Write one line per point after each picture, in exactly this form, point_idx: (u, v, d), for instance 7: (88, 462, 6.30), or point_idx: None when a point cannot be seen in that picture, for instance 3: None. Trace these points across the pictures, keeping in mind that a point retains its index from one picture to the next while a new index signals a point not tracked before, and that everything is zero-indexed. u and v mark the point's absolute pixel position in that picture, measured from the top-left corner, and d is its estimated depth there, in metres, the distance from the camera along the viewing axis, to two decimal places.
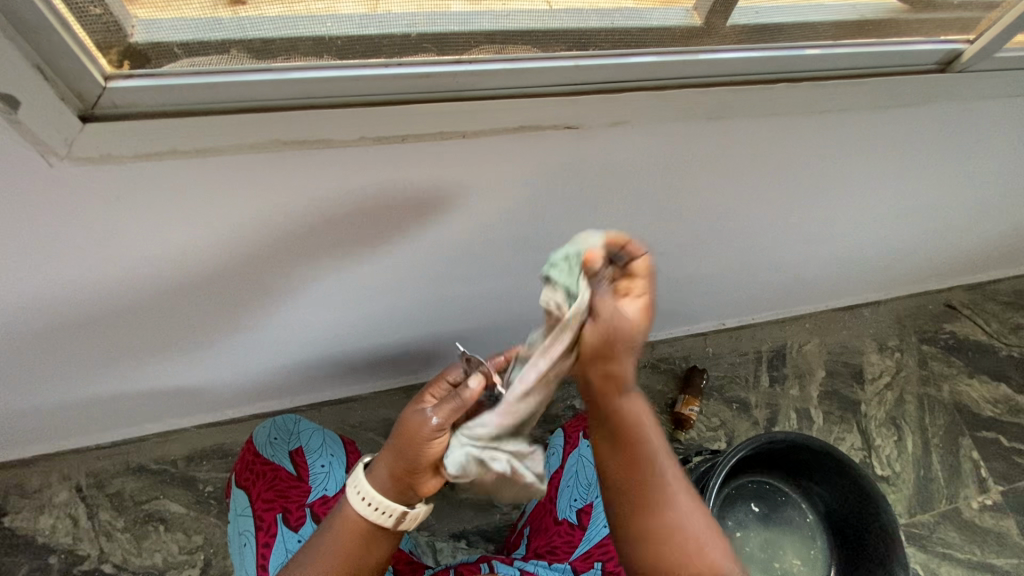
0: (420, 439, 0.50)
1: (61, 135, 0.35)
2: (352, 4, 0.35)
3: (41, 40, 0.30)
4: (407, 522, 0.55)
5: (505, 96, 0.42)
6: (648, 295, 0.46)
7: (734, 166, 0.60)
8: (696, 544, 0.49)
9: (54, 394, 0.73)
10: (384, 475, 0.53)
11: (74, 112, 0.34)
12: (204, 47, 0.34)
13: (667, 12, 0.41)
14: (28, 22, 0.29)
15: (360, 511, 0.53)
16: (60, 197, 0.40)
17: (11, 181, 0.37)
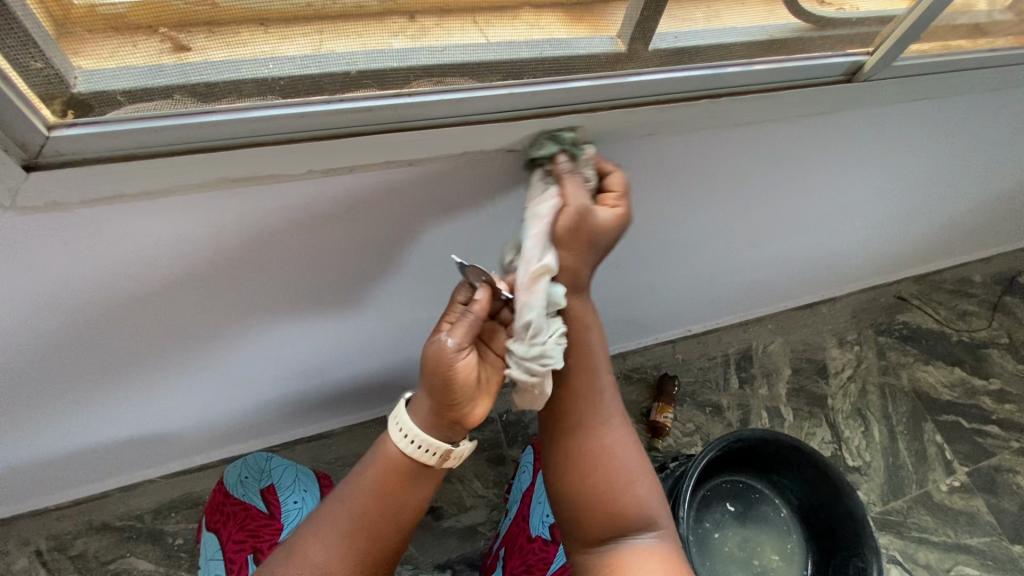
0: (445, 367, 0.52)
1: (5, 186, 0.35)
2: (295, 46, 0.37)
3: None
4: (452, 461, 0.58)
5: (447, 125, 0.44)
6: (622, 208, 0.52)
7: (673, 180, 0.63)
8: (623, 474, 0.59)
9: (9, 452, 0.71)
10: (427, 414, 0.55)
11: (19, 164, 0.35)
12: (148, 93, 0.35)
13: (592, 40, 0.44)
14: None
15: (406, 450, 0.56)
16: (6, 247, 0.40)
17: None
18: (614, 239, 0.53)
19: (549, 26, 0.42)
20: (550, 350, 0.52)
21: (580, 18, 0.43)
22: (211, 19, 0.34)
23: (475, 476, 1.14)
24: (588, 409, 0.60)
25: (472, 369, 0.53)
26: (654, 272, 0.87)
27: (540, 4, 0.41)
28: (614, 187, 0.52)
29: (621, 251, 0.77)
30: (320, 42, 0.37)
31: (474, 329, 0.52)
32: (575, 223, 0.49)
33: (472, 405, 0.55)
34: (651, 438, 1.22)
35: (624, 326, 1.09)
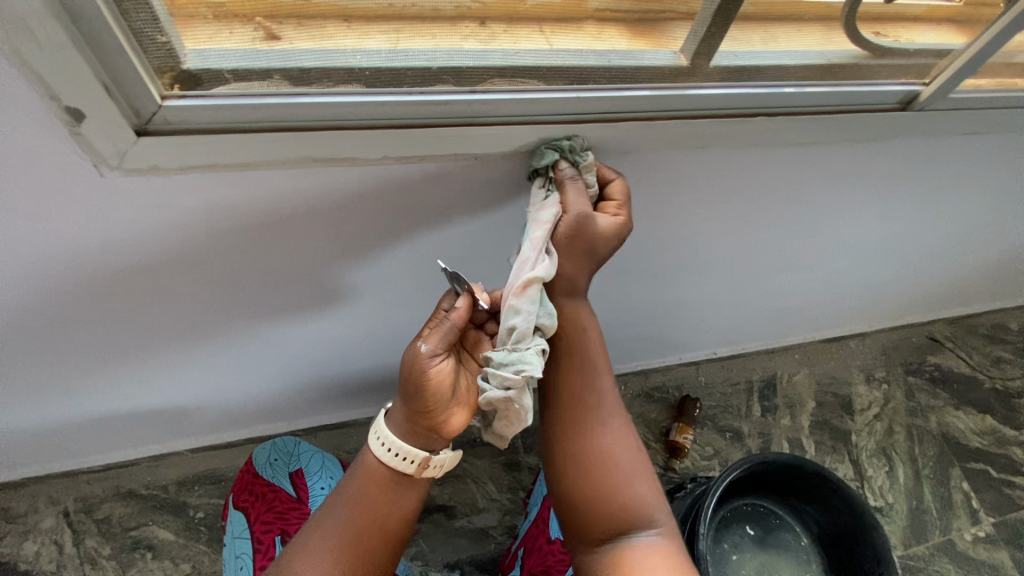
0: (417, 372, 0.54)
1: (116, 147, 0.38)
2: (378, 40, 0.40)
3: (113, 61, 0.34)
4: (431, 469, 0.60)
5: (514, 123, 0.46)
6: (623, 215, 0.53)
7: (717, 197, 0.65)
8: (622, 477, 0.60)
9: (61, 407, 0.75)
10: (401, 419, 0.58)
11: (131, 128, 0.38)
12: (249, 73, 0.38)
13: (656, 53, 0.46)
14: (98, 50, 0.33)
15: (382, 458, 0.58)
16: (100, 206, 0.43)
17: (63, 190, 0.41)
18: (613, 246, 0.54)
19: (611, 38, 0.45)
20: (530, 355, 0.49)
21: (642, 33, 0.46)
22: (300, 11, 0.37)
23: (490, 480, 1.15)
24: (585, 409, 0.61)
25: (445, 376, 0.55)
26: (688, 289, 0.88)
27: (602, 16, 0.44)
28: (615, 192, 0.53)
29: (658, 264, 0.77)
30: (398, 40, 0.40)
31: (449, 338, 0.55)
32: (573, 232, 0.51)
33: (445, 412, 0.57)
34: (669, 459, 1.22)
35: (649, 342, 1.09)
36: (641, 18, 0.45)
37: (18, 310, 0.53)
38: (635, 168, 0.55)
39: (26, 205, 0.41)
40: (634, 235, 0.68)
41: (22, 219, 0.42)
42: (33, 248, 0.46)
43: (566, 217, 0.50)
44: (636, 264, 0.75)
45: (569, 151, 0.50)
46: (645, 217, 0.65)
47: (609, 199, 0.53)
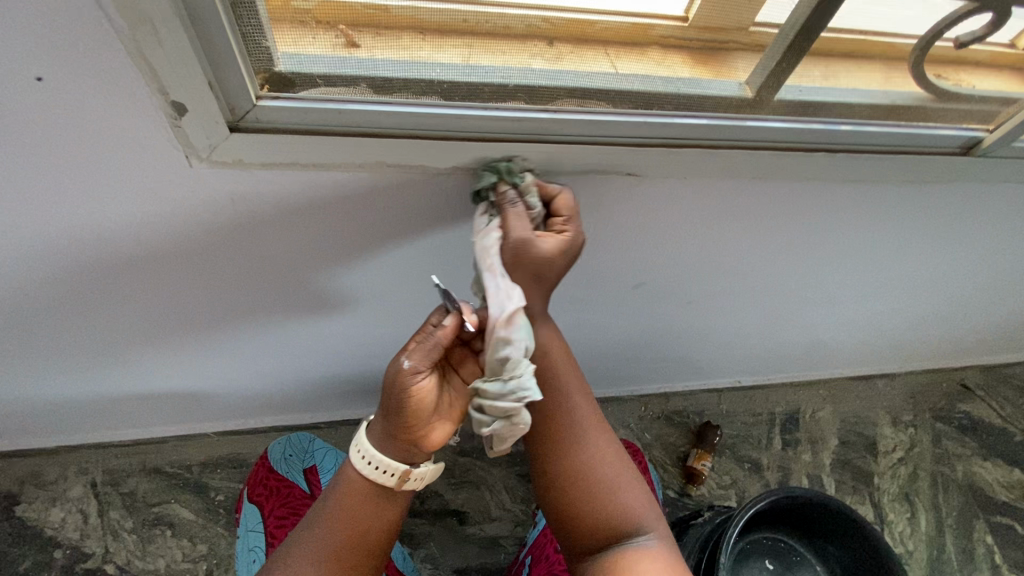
0: (399, 387, 0.55)
1: (209, 141, 0.40)
2: (450, 54, 0.42)
3: (220, 61, 0.36)
4: (412, 481, 0.61)
5: (580, 142, 0.47)
6: (568, 231, 0.50)
7: (766, 227, 0.65)
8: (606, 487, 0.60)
9: (108, 378, 0.78)
10: (381, 432, 0.59)
11: (226, 124, 0.40)
12: (339, 79, 0.40)
13: (722, 83, 0.47)
14: (209, 50, 0.35)
15: (364, 470, 0.60)
16: (183, 193, 0.45)
17: (152, 176, 0.43)
18: (562, 266, 0.52)
19: (673, 65, 0.46)
20: (527, 382, 0.50)
21: (708, 61, 0.46)
22: (377, 22, 0.39)
23: (504, 488, 1.15)
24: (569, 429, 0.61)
25: (425, 392, 0.56)
26: (722, 316, 0.88)
27: (667, 43, 0.45)
28: (561, 209, 0.50)
29: (697, 289, 0.77)
30: (470, 54, 0.42)
31: (432, 357, 0.55)
32: (516, 255, 0.49)
33: (427, 427, 0.58)
34: (685, 484, 1.21)
35: (675, 365, 1.09)
36: (702, 46, 0.46)
37: (88, 282, 0.55)
38: (690, 194, 0.56)
39: (116, 187, 0.44)
40: (678, 259, 0.68)
41: (108, 199, 0.45)
42: (113, 227, 0.48)
43: (505, 243, 0.49)
44: (675, 288, 0.76)
45: (503, 170, 0.48)
46: (691, 241, 0.65)
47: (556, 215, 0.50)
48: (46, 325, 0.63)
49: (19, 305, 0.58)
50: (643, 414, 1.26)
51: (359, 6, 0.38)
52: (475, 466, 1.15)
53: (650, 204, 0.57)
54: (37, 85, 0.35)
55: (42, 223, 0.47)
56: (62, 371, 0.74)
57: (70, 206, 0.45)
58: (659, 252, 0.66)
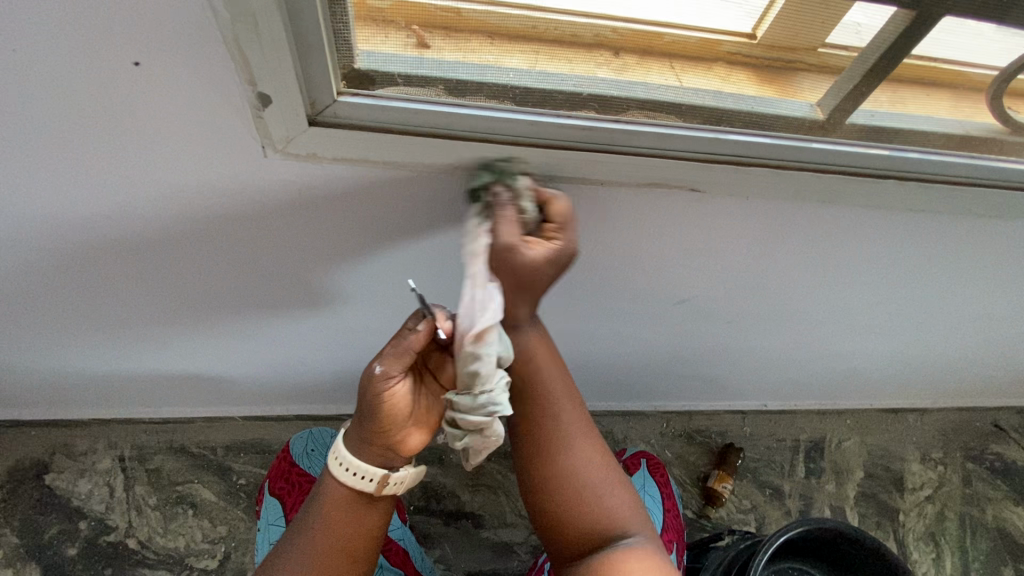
0: (372, 393, 0.56)
1: (287, 133, 0.41)
2: (517, 59, 0.41)
3: (309, 56, 0.36)
4: (393, 486, 0.61)
5: (646, 155, 0.47)
6: (563, 241, 0.48)
7: (818, 252, 0.63)
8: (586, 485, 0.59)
9: (149, 355, 0.80)
10: (355, 437, 0.60)
11: (306, 117, 0.40)
12: (417, 79, 0.41)
13: (792, 104, 0.46)
14: (301, 45, 0.36)
15: (344, 479, 0.60)
16: (252, 180, 0.46)
17: (227, 163, 0.44)
18: (547, 274, 0.50)
19: (737, 84, 0.45)
20: (498, 398, 0.51)
21: (777, 81, 0.46)
22: (449, 22, 0.38)
23: (520, 495, 1.14)
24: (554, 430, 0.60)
25: (398, 398, 0.57)
26: (759, 337, 0.86)
27: (738, 61, 0.44)
28: (556, 216, 0.48)
29: (738, 309, 0.76)
30: (536, 61, 0.42)
31: (404, 363, 0.56)
32: (496, 263, 0.48)
33: (402, 431, 0.59)
34: (703, 506, 1.19)
35: (702, 383, 1.07)
36: (767, 67, 0.45)
37: (150, 261, 0.57)
38: (748, 213, 0.55)
39: (189, 171, 0.45)
40: (724, 278, 0.67)
41: (181, 182, 0.46)
42: (179, 208, 0.49)
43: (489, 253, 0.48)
44: (716, 306, 0.74)
45: (489, 177, 0.47)
46: (741, 261, 0.64)
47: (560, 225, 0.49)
48: (102, 300, 0.64)
49: (78, 279, 0.59)
50: (664, 431, 1.24)
51: (434, 9, 0.37)
52: (494, 471, 1.15)
53: (706, 222, 0.56)
54: (133, 68, 0.36)
55: (115, 201, 0.48)
56: (107, 346, 0.76)
57: (143, 185, 0.46)
58: (706, 269, 0.65)
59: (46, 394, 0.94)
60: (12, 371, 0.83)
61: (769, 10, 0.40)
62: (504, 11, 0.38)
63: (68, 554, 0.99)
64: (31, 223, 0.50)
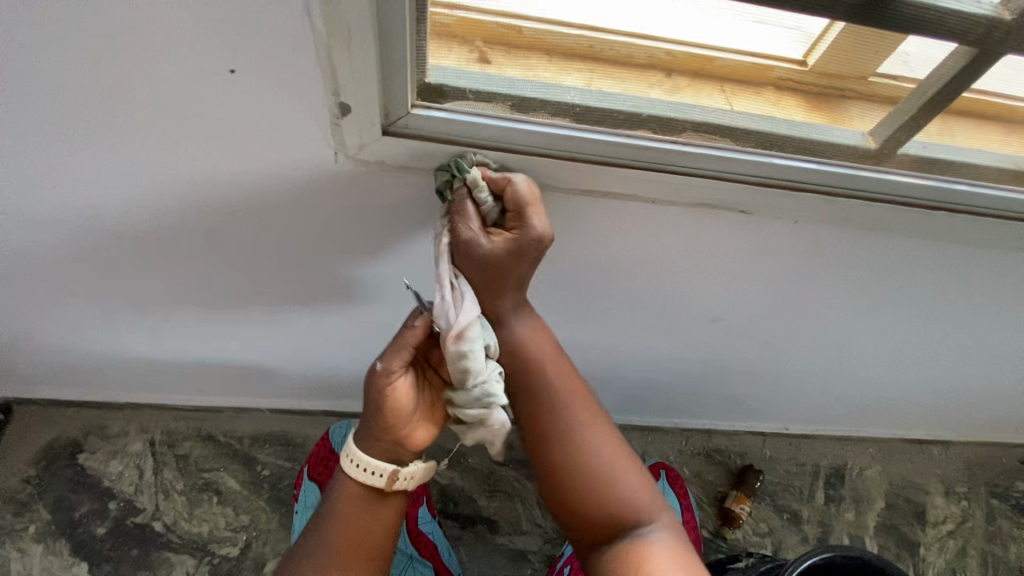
0: (377, 389, 0.57)
1: (361, 140, 0.44)
2: (574, 78, 0.45)
3: (392, 71, 0.39)
4: (404, 481, 0.61)
5: (700, 176, 0.48)
6: (524, 227, 0.47)
7: (856, 278, 0.64)
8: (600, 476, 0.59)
9: (192, 344, 0.83)
10: (363, 434, 0.60)
11: (380, 126, 0.43)
12: (486, 95, 0.44)
13: (845, 131, 0.48)
14: (384, 59, 0.38)
15: (358, 475, 0.60)
16: (321, 181, 0.49)
17: (301, 164, 0.47)
18: (524, 264, 0.50)
19: (788, 109, 0.47)
20: (493, 389, 0.51)
21: (824, 107, 0.47)
22: (512, 40, 0.42)
23: (537, 503, 1.15)
24: (563, 429, 0.60)
25: (401, 393, 0.57)
26: (788, 360, 0.86)
27: (783, 87, 0.46)
28: (523, 203, 0.47)
29: (770, 330, 0.76)
30: (591, 79, 0.45)
31: (403, 357, 0.56)
32: (467, 261, 0.49)
33: (408, 426, 0.59)
34: (720, 526, 1.18)
35: (724, 403, 1.07)
36: (818, 93, 0.47)
37: (209, 253, 0.60)
38: (792, 237, 0.56)
39: (264, 169, 0.48)
40: (760, 299, 0.68)
41: (254, 178, 0.49)
42: (247, 203, 0.52)
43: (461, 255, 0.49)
44: (749, 327, 0.75)
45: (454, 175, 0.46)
46: (779, 283, 0.64)
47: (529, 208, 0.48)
48: (157, 287, 0.67)
49: (140, 266, 0.62)
50: (683, 449, 1.24)
51: (495, 26, 0.41)
52: (512, 477, 1.16)
53: (749, 243, 0.57)
54: (230, 75, 0.39)
55: (190, 194, 0.51)
56: (153, 333, 0.79)
57: (217, 179, 0.49)
58: (743, 289, 0.66)
59: (89, 376, 0.97)
60: (62, 352, 0.86)
61: (820, 39, 0.42)
62: (565, 29, 0.42)
63: (96, 532, 1.01)
64: (109, 211, 0.53)
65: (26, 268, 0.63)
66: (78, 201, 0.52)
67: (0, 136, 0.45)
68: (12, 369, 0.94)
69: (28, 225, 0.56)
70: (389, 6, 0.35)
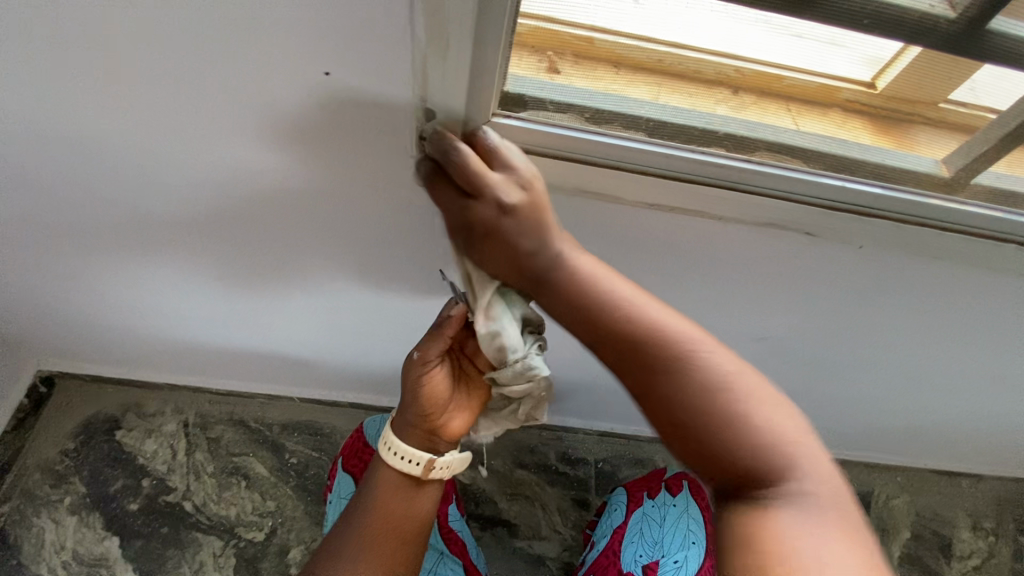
0: (415, 378, 0.59)
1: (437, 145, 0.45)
2: (641, 91, 0.46)
3: (480, 80, 0.41)
4: (440, 470, 0.62)
5: (771, 196, 0.48)
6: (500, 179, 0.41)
7: (912, 306, 0.63)
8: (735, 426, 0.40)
9: (236, 331, 0.85)
10: (402, 422, 0.62)
11: (459, 133, 0.44)
12: (566, 107, 0.46)
13: (921, 159, 0.49)
14: (475, 71, 0.40)
15: (394, 464, 0.62)
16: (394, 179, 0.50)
17: (378, 163, 0.48)
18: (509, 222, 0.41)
19: (855, 131, 0.49)
20: (533, 360, 0.49)
21: (887, 131, 0.49)
22: (584, 53, 0.45)
23: (557, 509, 1.15)
24: (665, 375, 0.41)
25: (435, 381, 0.59)
26: (828, 385, 0.85)
27: (846, 107, 0.48)
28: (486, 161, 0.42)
29: (814, 354, 0.75)
30: (658, 93, 0.47)
31: (439, 346, 0.58)
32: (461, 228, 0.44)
33: (444, 416, 0.61)
34: None
35: None
36: (883, 117, 0.49)
37: (272, 242, 0.62)
38: (852, 261, 0.55)
39: (341, 166, 0.49)
40: (808, 321, 0.67)
41: (329, 172, 0.50)
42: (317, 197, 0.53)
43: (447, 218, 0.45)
44: (793, 348, 0.74)
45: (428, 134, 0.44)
46: (830, 306, 0.64)
47: (511, 168, 0.42)
48: (214, 274, 0.69)
49: (202, 250, 0.64)
50: None
51: (569, 37, 0.44)
52: (533, 482, 1.16)
53: (807, 265, 0.56)
54: (323, 79, 0.41)
55: (264, 186, 0.53)
56: (201, 316, 0.81)
57: (293, 171, 0.51)
58: (792, 310, 0.65)
59: (133, 355, 1.00)
60: (112, 330, 0.89)
61: (888, 66, 0.45)
62: (638, 45, 0.44)
63: (129, 508, 1.03)
64: (183, 198, 0.55)
65: (93, 246, 0.65)
66: (154, 186, 0.54)
67: (91, 124, 0.47)
68: (61, 343, 0.97)
69: (104, 208, 0.58)
70: (490, 21, 0.37)
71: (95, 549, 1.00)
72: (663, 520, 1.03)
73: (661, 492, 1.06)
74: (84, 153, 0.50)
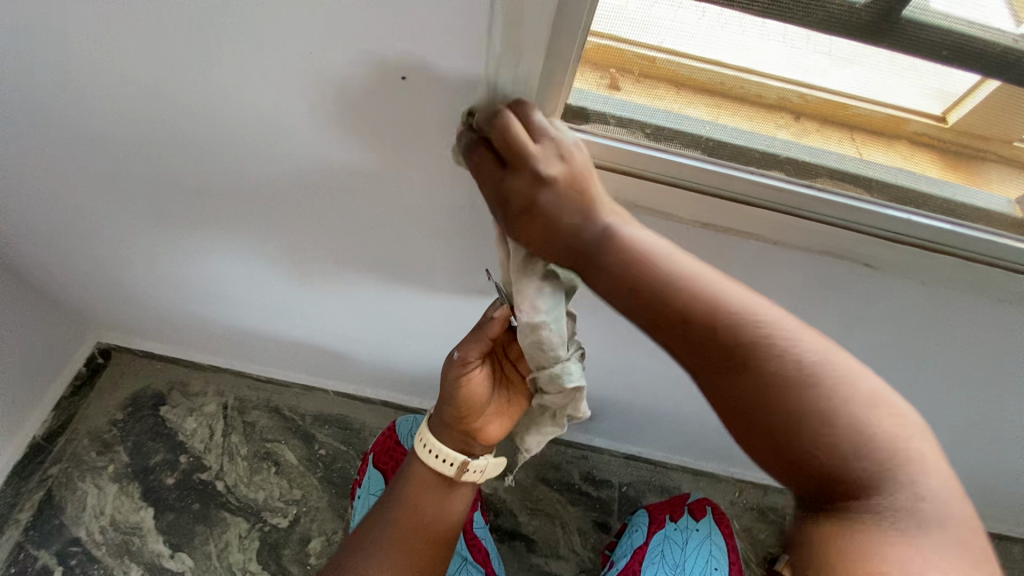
0: (455, 380, 0.61)
1: None
2: (699, 111, 0.47)
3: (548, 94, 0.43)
4: (471, 472, 0.66)
5: (833, 224, 0.48)
6: (571, 162, 0.40)
7: (972, 348, 0.60)
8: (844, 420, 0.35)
9: (282, 319, 0.89)
10: (441, 424, 0.65)
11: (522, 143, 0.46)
12: (628, 122, 0.47)
13: (991, 197, 0.48)
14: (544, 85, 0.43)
15: (428, 462, 0.66)
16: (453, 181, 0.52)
17: (441, 165, 0.51)
18: (571, 201, 0.40)
19: (921, 164, 0.47)
20: (571, 367, 0.52)
21: (955, 166, 0.47)
22: (645, 72, 0.45)
23: (576, 529, 1.13)
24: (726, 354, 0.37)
25: (474, 386, 0.61)
26: None
27: (915, 140, 0.46)
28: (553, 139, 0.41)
29: None
30: (718, 114, 0.47)
31: (478, 348, 0.59)
32: (516, 201, 0.40)
33: (481, 421, 0.64)
34: None
35: None
36: (951, 151, 0.47)
37: (328, 234, 0.65)
38: (909, 296, 0.54)
39: (404, 166, 0.52)
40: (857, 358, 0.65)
41: (392, 170, 0.53)
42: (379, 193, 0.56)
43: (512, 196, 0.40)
44: None
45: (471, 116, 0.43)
46: (882, 343, 0.62)
47: (551, 138, 0.41)
48: (269, 260, 0.73)
49: (262, 238, 0.68)
50: (735, 500, 1.18)
51: (632, 55, 0.44)
52: (553, 498, 1.15)
53: (861, 297, 0.55)
54: (399, 83, 0.43)
55: (327, 180, 0.56)
56: (253, 302, 0.85)
57: (359, 168, 0.53)
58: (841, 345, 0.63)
59: (184, 334, 1.05)
60: (167, 308, 0.94)
61: (962, 100, 0.43)
62: (700, 67, 0.44)
63: (165, 482, 1.08)
64: (252, 186, 0.59)
65: (164, 226, 0.70)
66: (229, 173, 0.58)
67: (179, 113, 0.50)
68: (122, 317, 1.03)
69: (180, 190, 0.62)
70: (563, 40, 0.39)
71: (131, 517, 1.04)
72: (684, 543, 1.05)
73: (684, 516, 1.06)
74: (169, 140, 0.54)
